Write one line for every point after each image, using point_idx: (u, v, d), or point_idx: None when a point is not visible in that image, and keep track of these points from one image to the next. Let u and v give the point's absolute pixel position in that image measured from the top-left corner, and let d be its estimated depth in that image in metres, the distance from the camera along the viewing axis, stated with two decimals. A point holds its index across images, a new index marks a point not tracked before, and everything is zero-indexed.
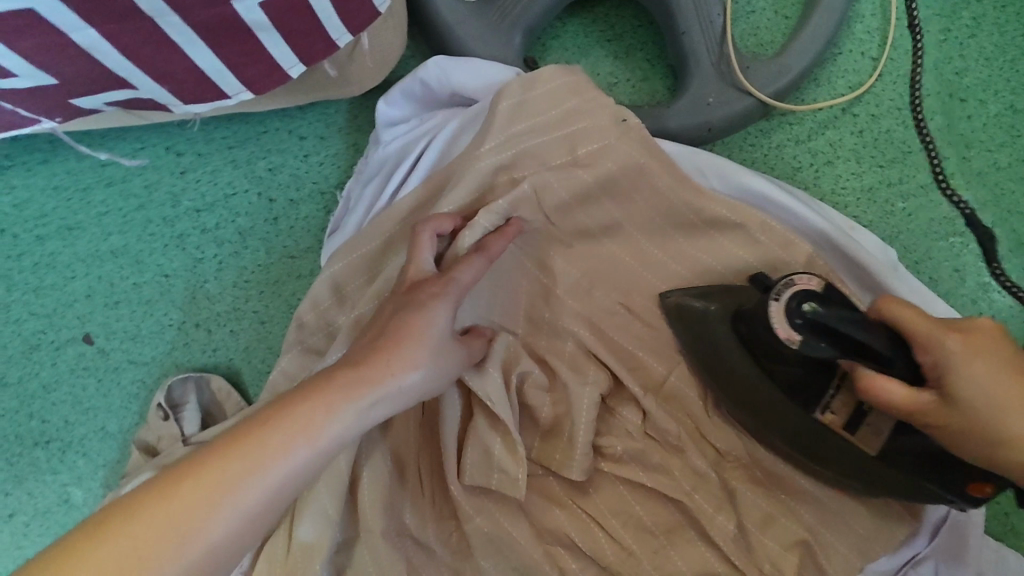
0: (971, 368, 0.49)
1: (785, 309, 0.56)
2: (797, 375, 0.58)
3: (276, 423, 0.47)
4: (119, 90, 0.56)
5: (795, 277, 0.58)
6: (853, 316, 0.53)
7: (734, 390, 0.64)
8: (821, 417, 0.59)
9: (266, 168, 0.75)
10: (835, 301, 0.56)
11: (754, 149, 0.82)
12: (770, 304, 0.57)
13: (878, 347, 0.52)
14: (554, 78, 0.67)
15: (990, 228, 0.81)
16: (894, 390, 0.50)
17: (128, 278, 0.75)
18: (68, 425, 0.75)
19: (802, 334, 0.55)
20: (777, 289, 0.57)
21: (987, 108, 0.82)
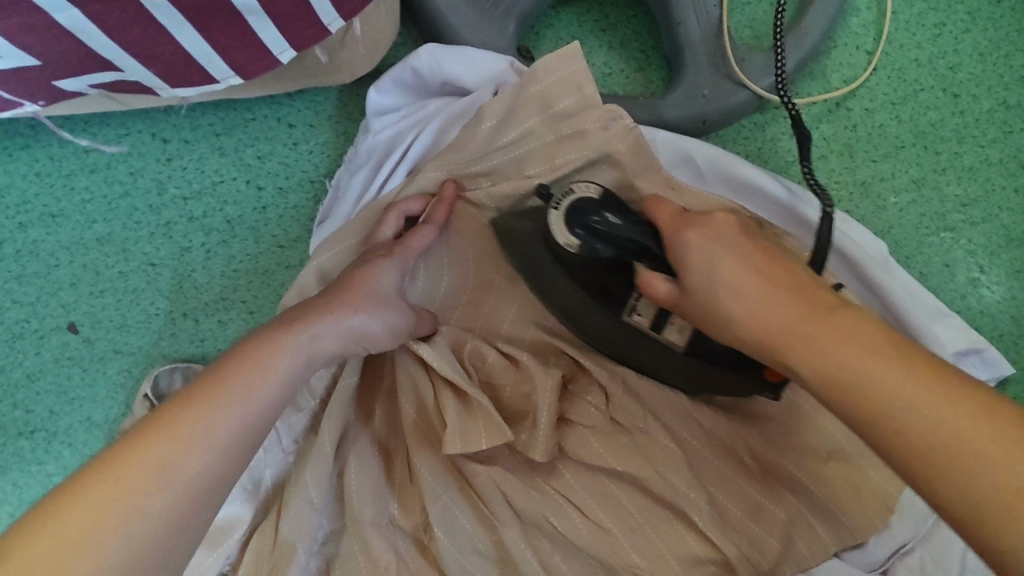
0: (703, 256, 0.53)
1: (566, 219, 0.59)
2: (599, 279, 0.62)
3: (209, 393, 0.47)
4: (106, 72, 0.55)
5: (576, 186, 0.61)
6: (627, 218, 0.58)
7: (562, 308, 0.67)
8: (631, 321, 0.62)
9: (255, 156, 0.74)
10: (616, 205, 0.59)
11: (748, 142, 0.82)
12: (551, 215, 0.60)
13: (647, 245, 0.57)
14: (550, 71, 0.65)
15: (981, 224, 0.81)
16: (658, 285, 0.57)
17: (114, 267, 0.74)
18: (54, 415, 0.74)
19: (582, 241, 0.59)
20: (557, 199, 0.60)
21: (980, 103, 0.82)
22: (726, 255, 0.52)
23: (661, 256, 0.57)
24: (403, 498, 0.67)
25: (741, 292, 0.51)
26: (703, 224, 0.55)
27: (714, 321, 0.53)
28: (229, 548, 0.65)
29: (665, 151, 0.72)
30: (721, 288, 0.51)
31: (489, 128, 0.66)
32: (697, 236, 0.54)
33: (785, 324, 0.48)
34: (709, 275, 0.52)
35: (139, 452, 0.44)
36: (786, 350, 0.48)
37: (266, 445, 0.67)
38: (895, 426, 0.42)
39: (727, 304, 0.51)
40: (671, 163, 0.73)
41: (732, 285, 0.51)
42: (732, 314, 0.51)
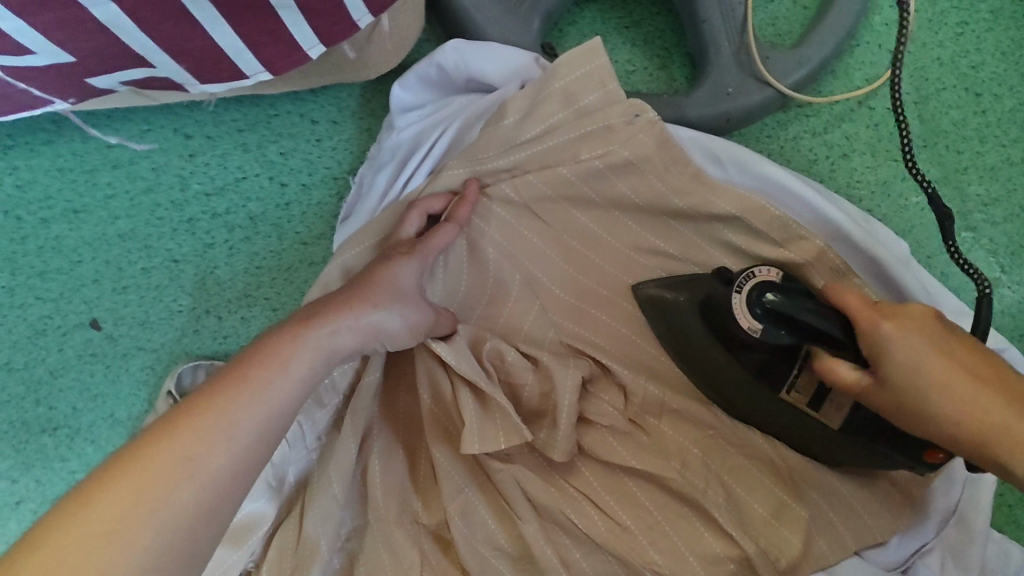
0: (911, 353, 0.49)
1: (747, 301, 0.57)
2: (764, 360, 0.59)
3: (229, 391, 0.47)
4: (136, 68, 0.54)
5: (756, 269, 0.59)
6: (808, 304, 0.54)
7: (708, 374, 0.65)
8: (787, 396, 0.60)
9: (278, 152, 0.74)
10: (792, 289, 0.56)
11: (770, 141, 0.81)
12: (732, 298, 0.58)
13: (833, 334, 0.53)
14: (574, 66, 0.64)
15: (1002, 224, 0.81)
16: (847, 375, 0.52)
17: (136, 264, 0.74)
18: (76, 412, 0.73)
19: (763, 323, 0.56)
20: (738, 281, 0.58)
21: (1003, 103, 0.82)
22: (930, 350, 0.49)
23: (847, 344, 0.53)
24: (427, 496, 0.67)
25: (950, 389, 0.48)
26: (903, 316, 0.51)
27: (909, 414, 0.50)
28: (253, 544, 0.64)
29: (689, 148, 0.71)
30: (929, 386, 0.49)
31: (511, 124, 0.64)
32: (901, 328, 0.50)
33: (986, 421, 0.47)
34: (915, 372, 0.49)
35: (159, 451, 0.44)
36: (997, 449, 0.47)
37: (291, 442, 0.66)
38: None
39: (931, 401, 0.49)
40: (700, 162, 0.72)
41: (940, 387, 0.48)
42: (937, 412, 0.49)
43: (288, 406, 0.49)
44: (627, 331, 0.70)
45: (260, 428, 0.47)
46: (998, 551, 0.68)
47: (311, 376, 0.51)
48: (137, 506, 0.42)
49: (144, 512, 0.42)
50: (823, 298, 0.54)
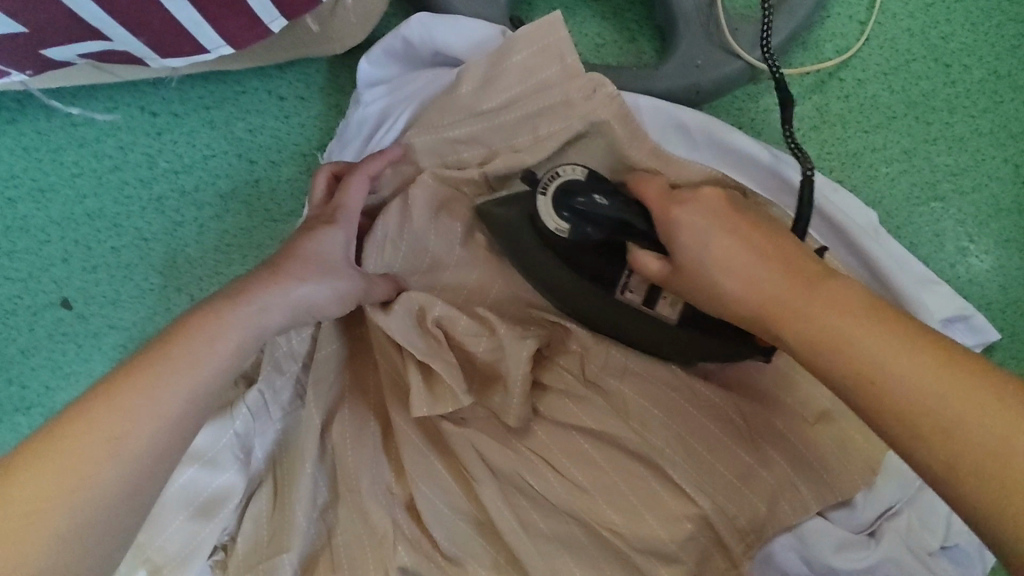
0: (701, 239, 0.51)
1: (552, 204, 0.58)
2: (595, 262, 0.62)
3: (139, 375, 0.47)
4: (95, 41, 0.54)
5: (561, 169, 0.60)
6: (626, 204, 0.56)
7: (554, 289, 0.66)
8: (624, 300, 0.63)
9: (246, 129, 0.74)
10: (601, 187, 0.58)
11: (741, 113, 0.82)
12: (538, 200, 0.59)
13: (639, 228, 0.56)
14: (528, 44, 0.65)
15: (970, 193, 0.82)
16: (651, 266, 0.56)
17: (106, 243, 0.74)
18: (50, 391, 0.74)
19: (570, 224, 0.58)
20: (543, 183, 0.59)
21: (972, 73, 0.82)
22: (717, 235, 0.51)
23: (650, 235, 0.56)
24: (397, 467, 0.67)
25: (731, 267, 0.50)
26: (691, 201, 0.53)
27: (699, 295, 0.52)
28: (225, 518, 0.65)
29: (651, 118, 0.72)
30: (713, 268, 0.51)
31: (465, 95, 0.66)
32: (686, 212, 0.53)
33: (776, 303, 0.48)
34: (706, 252, 0.51)
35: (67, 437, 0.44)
36: (777, 322, 0.48)
37: (254, 412, 0.66)
38: (927, 419, 0.42)
39: (714, 279, 0.51)
40: (661, 132, 0.73)
41: (731, 266, 0.50)
42: (729, 291, 0.50)
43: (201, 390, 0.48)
44: None
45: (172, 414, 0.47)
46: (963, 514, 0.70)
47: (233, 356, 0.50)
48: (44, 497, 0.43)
49: (56, 503, 0.43)
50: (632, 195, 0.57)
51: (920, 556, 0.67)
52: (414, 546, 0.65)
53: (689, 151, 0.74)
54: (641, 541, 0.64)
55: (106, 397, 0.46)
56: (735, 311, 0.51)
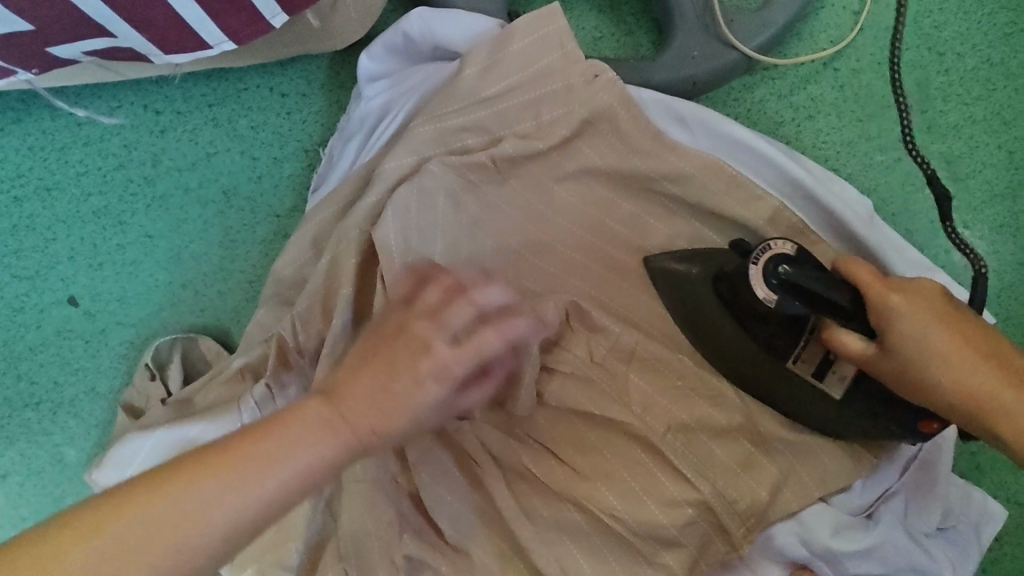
0: (918, 326, 0.53)
1: (763, 273, 0.57)
2: (770, 331, 0.61)
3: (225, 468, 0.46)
4: (99, 38, 0.55)
5: (771, 241, 0.59)
6: (813, 275, 0.55)
7: (717, 345, 0.67)
8: (794, 368, 0.63)
9: (248, 126, 0.74)
10: (807, 261, 0.56)
11: (737, 104, 0.83)
12: (750, 268, 0.58)
13: (843, 306, 0.54)
14: (525, 32, 0.67)
15: (964, 180, 0.83)
16: (852, 344, 0.56)
17: (112, 240, 0.74)
18: (58, 386, 0.75)
19: (778, 295, 0.56)
20: (755, 254, 0.58)
21: (964, 61, 0.83)
22: (933, 324, 0.54)
23: (859, 319, 0.55)
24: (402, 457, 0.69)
25: (949, 359, 0.54)
26: (907, 289, 0.55)
27: (911, 386, 0.55)
28: None
29: (653, 111, 0.72)
30: (930, 358, 0.54)
31: (466, 85, 0.67)
32: (907, 301, 0.53)
33: (988, 401, 0.53)
34: (924, 341, 0.53)
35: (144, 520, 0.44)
36: (988, 416, 0.53)
37: (260, 404, 0.67)
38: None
39: (936, 372, 0.54)
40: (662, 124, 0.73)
41: (949, 361, 0.53)
42: (938, 383, 0.54)
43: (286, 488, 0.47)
44: (598, 294, 0.72)
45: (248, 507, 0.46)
46: (961, 496, 0.72)
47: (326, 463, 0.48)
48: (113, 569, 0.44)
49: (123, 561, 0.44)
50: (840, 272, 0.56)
51: (917, 536, 0.69)
52: (420, 536, 0.66)
53: (700, 144, 0.74)
54: (641, 526, 0.65)
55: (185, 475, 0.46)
56: (947, 401, 0.54)
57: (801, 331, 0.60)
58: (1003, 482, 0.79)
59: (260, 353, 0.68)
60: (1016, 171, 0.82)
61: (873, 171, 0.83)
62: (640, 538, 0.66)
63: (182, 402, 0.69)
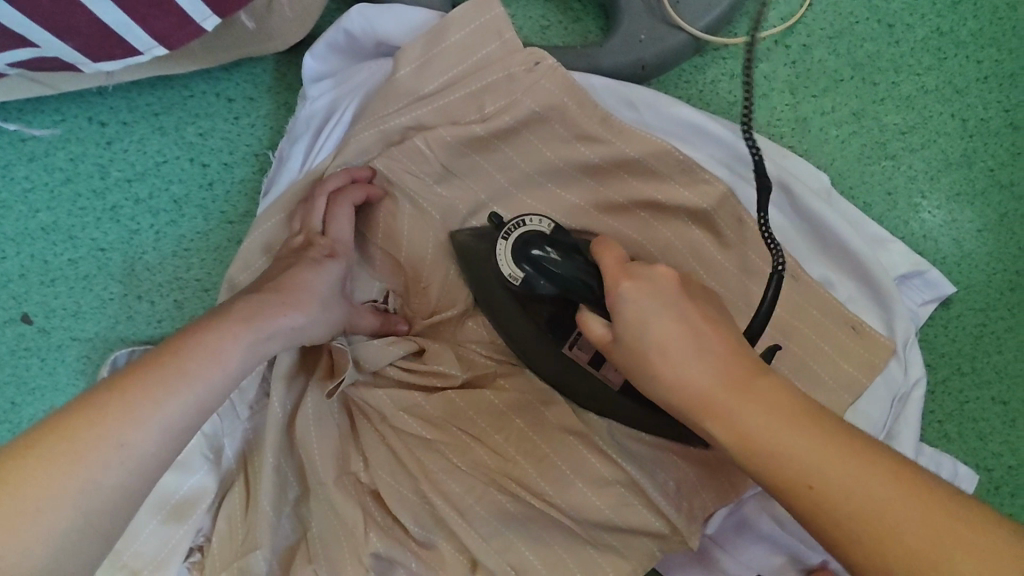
0: (638, 310, 0.50)
1: (512, 251, 0.62)
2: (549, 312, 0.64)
3: (146, 379, 0.48)
4: (24, 49, 0.55)
5: (528, 219, 0.63)
6: (576, 260, 0.58)
7: (509, 326, 0.69)
8: (573, 353, 0.65)
9: (196, 133, 0.74)
10: (563, 242, 0.61)
11: (689, 86, 0.83)
12: (500, 245, 0.63)
13: (589, 287, 0.57)
14: (460, 25, 0.67)
15: (920, 150, 0.83)
16: (594, 329, 0.54)
17: (62, 255, 0.73)
18: (16, 406, 0.74)
19: (526, 272, 0.61)
20: (507, 230, 0.63)
21: (915, 32, 0.83)
22: (659, 309, 0.49)
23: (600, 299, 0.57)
24: (368, 456, 0.70)
25: (668, 351, 0.48)
26: (645, 276, 0.51)
27: (638, 378, 0.51)
28: (197, 519, 0.69)
29: (603, 97, 0.73)
30: (651, 346, 0.49)
31: (406, 78, 0.67)
32: (636, 287, 0.51)
33: (703, 388, 0.47)
34: (642, 326, 0.49)
35: (61, 445, 0.44)
36: (705, 410, 0.47)
37: (221, 414, 0.69)
38: (807, 491, 0.43)
39: (655, 364, 0.49)
40: (617, 109, 0.73)
41: (667, 344, 0.48)
42: (661, 374, 0.48)
43: (213, 390, 0.51)
44: None
45: (179, 409, 0.49)
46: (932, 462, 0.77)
47: (246, 351, 0.54)
48: (34, 504, 0.43)
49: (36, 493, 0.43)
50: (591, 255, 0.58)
51: None
52: (385, 534, 0.69)
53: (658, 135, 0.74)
54: (596, 514, 0.67)
55: (94, 412, 0.46)
56: (668, 396, 0.49)
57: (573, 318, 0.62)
58: (966, 446, 0.81)
59: None
60: (971, 139, 0.82)
61: (829, 145, 0.83)
62: (599, 520, 0.68)
63: None
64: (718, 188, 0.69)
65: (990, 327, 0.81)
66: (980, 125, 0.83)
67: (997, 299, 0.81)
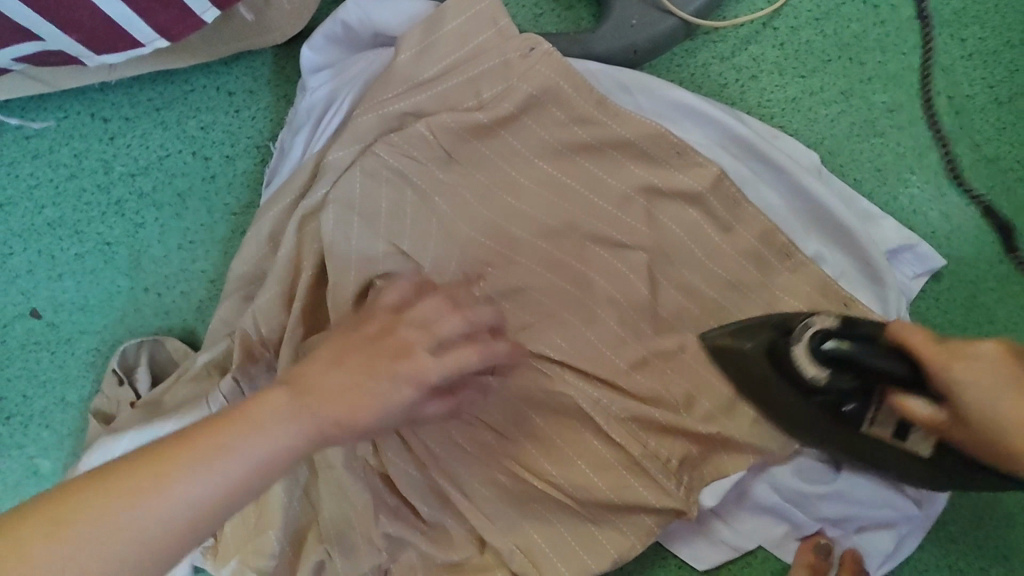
0: (983, 384, 0.54)
1: (807, 350, 0.59)
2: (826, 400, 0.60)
3: (180, 454, 0.43)
4: (29, 42, 0.57)
5: (812, 319, 0.60)
6: (871, 348, 0.55)
7: (777, 403, 0.67)
8: (870, 429, 0.61)
9: (198, 127, 0.75)
10: (857, 335, 0.57)
11: (680, 69, 0.84)
12: (794, 349, 0.59)
13: (901, 376, 0.55)
14: (455, 14, 0.69)
15: (908, 127, 0.85)
16: (919, 409, 0.57)
17: (70, 250, 0.75)
18: (28, 399, 0.75)
19: (828, 372, 0.57)
20: (797, 333, 0.60)
21: (900, 12, 0.85)
22: (1013, 388, 0.55)
23: (920, 385, 0.56)
24: None
25: (1001, 414, 0.55)
26: (974, 355, 0.55)
27: (973, 439, 0.57)
28: None
29: (600, 81, 0.75)
30: (990, 414, 0.55)
31: (408, 58, 0.70)
32: (971, 365, 0.54)
33: None
34: (986, 400, 0.54)
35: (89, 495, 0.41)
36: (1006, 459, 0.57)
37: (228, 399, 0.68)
38: (1010, 455, 0.56)
39: (1001, 431, 0.55)
40: (612, 92, 0.75)
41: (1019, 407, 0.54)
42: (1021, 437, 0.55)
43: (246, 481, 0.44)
44: None
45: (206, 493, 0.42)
46: None
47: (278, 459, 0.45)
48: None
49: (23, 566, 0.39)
50: (896, 340, 0.56)
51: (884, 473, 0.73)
52: (396, 515, 0.70)
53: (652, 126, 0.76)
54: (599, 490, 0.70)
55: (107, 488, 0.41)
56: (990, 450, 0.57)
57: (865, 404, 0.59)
58: None
59: (222, 348, 0.70)
60: (957, 115, 0.84)
61: (819, 126, 0.85)
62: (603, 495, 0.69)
63: (151, 403, 0.70)
64: (711, 169, 0.72)
65: (980, 299, 0.83)
66: (966, 101, 0.84)
67: (986, 271, 0.83)
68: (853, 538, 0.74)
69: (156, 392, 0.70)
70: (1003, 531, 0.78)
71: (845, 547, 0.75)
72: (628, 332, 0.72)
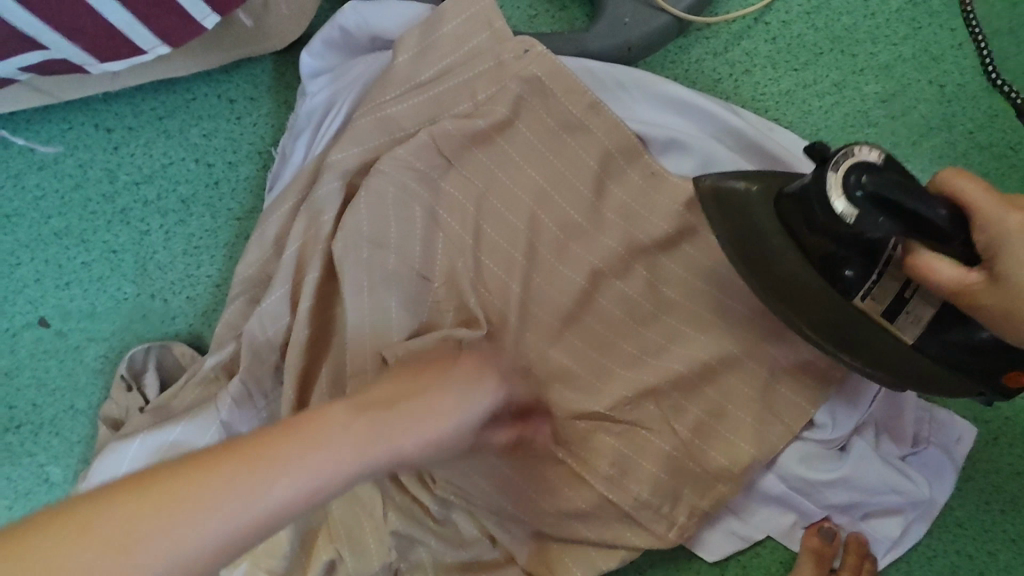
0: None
1: (843, 185, 0.51)
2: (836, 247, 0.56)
3: (279, 459, 0.50)
4: (34, 52, 0.58)
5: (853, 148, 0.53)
6: (918, 193, 0.50)
7: (770, 267, 0.60)
8: (863, 296, 0.57)
9: (200, 135, 0.76)
10: (898, 175, 0.52)
11: (674, 66, 0.85)
12: (827, 177, 0.52)
13: (942, 226, 0.51)
14: (455, 16, 0.71)
15: (901, 117, 0.86)
16: (950, 270, 0.52)
17: (76, 259, 0.75)
18: (37, 408, 0.76)
19: (861, 211, 0.51)
20: (836, 160, 0.52)
21: (890, 3, 0.86)
22: None
23: (953, 241, 0.52)
24: None
25: None
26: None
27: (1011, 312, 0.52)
28: None
29: (593, 79, 0.76)
30: None
31: (405, 61, 0.71)
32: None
33: None
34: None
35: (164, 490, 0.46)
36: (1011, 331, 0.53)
37: (237, 403, 0.69)
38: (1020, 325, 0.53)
39: None
40: (606, 90, 0.77)
41: None
42: None
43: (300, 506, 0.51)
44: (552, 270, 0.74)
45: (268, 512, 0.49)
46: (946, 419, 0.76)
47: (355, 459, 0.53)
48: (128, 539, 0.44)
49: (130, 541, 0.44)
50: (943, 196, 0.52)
51: (896, 462, 0.73)
52: (404, 514, 0.71)
53: (648, 123, 0.77)
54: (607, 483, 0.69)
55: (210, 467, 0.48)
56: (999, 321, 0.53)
57: (872, 259, 0.56)
58: None
59: (230, 350, 0.70)
60: (950, 103, 0.85)
61: (814, 119, 0.86)
62: None
63: (161, 407, 0.70)
64: None
65: None
66: (958, 90, 0.85)
67: None
68: (859, 525, 0.75)
69: (165, 396, 0.71)
70: (1008, 513, 0.78)
71: (850, 533, 0.75)
72: (629, 323, 0.73)
